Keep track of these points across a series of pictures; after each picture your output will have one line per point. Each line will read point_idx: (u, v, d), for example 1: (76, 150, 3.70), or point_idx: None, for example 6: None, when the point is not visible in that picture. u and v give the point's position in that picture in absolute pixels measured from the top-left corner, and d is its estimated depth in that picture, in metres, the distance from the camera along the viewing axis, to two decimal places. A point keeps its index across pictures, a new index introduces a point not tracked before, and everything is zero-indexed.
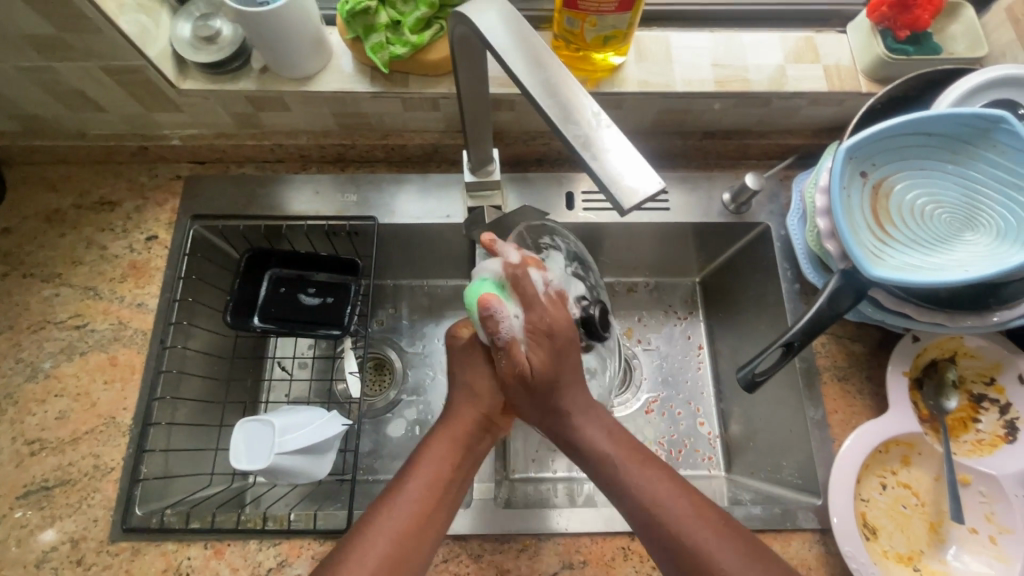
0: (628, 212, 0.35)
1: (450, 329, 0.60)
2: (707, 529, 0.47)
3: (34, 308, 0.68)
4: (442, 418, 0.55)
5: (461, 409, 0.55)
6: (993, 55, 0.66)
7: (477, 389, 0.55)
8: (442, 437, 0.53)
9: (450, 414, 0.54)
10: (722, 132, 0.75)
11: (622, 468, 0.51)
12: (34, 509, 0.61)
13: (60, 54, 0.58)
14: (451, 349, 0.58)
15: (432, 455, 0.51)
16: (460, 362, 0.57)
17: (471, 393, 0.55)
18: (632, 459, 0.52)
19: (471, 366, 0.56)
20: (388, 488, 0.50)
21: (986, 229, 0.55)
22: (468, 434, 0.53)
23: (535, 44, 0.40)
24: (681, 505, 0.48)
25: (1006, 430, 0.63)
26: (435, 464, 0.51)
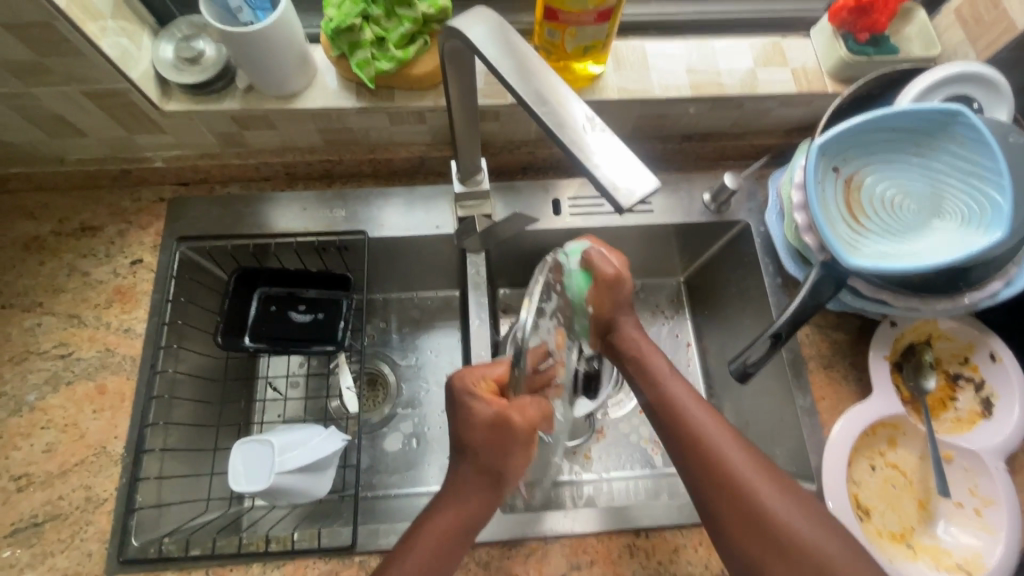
0: (626, 212, 0.36)
1: (466, 388, 0.55)
2: (726, 435, 0.55)
3: (16, 339, 0.66)
4: (449, 489, 0.54)
5: (472, 488, 0.53)
6: (945, 54, 0.70)
7: (491, 466, 0.53)
8: (449, 506, 0.53)
9: (459, 492, 0.53)
10: (699, 135, 0.77)
11: (666, 389, 0.60)
12: (24, 547, 0.58)
13: (40, 79, 0.57)
14: (468, 420, 0.54)
15: (433, 532, 0.52)
16: (484, 436, 0.53)
17: (486, 472, 0.53)
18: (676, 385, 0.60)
19: (499, 447, 0.53)
20: (398, 547, 0.52)
21: (953, 216, 0.58)
22: (475, 517, 0.53)
23: (526, 56, 0.41)
24: (716, 427, 0.56)
25: (983, 407, 0.66)
26: (441, 531, 0.52)
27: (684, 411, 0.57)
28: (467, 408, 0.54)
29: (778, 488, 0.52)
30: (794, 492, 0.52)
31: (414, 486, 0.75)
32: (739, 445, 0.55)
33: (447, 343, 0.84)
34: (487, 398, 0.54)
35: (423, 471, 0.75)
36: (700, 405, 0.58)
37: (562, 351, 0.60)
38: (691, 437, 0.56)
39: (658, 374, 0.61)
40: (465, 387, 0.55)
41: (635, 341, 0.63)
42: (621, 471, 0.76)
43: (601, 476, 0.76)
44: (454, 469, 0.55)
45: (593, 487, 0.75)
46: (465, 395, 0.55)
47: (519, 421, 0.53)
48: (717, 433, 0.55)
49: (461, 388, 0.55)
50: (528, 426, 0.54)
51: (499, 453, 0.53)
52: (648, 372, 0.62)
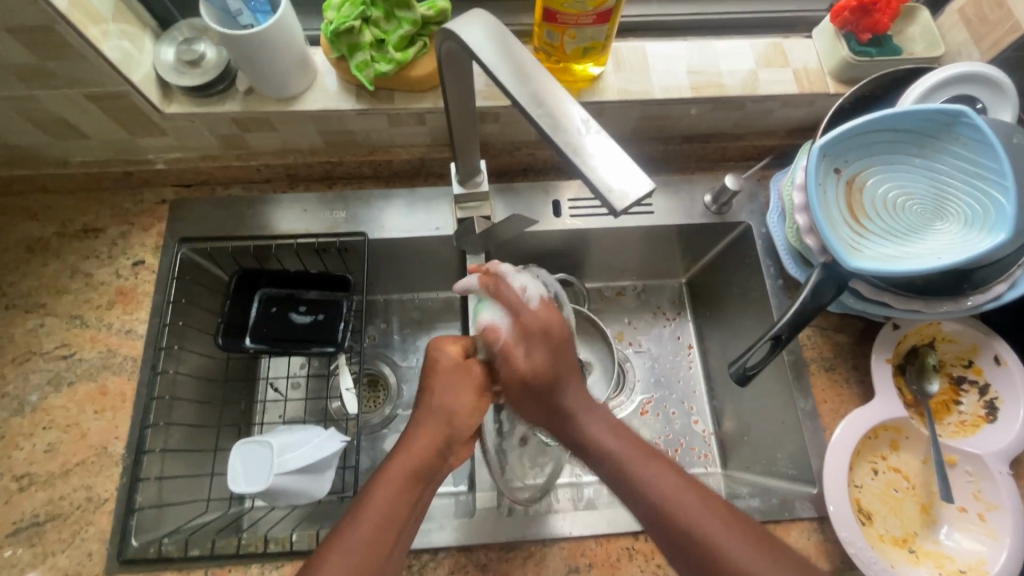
0: (621, 214, 0.36)
1: (438, 343, 0.59)
2: (712, 517, 0.46)
3: (19, 339, 0.67)
4: (404, 438, 0.53)
5: (426, 430, 0.53)
6: (949, 54, 0.70)
7: (448, 408, 0.55)
8: (400, 462, 0.51)
9: (413, 438, 0.53)
10: (700, 136, 0.77)
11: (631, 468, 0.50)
12: (25, 547, 0.59)
13: (42, 82, 0.58)
14: (434, 365, 0.58)
15: (387, 485, 0.49)
16: (443, 383, 0.56)
17: (443, 414, 0.55)
18: (641, 457, 0.50)
19: (453, 391, 0.56)
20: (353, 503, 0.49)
21: (956, 217, 0.57)
22: (426, 464, 0.51)
23: (521, 57, 0.41)
24: (688, 498, 0.47)
25: (987, 410, 0.65)
26: (391, 487, 0.49)
27: (659, 494, 0.48)
28: (436, 354, 0.58)
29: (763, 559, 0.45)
30: (777, 552, 0.45)
31: None
32: (728, 530, 0.46)
33: None
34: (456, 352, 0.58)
35: None
36: (673, 480, 0.48)
37: None
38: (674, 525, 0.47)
39: (615, 452, 0.51)
40: (439, 341, 0.59)
41: (576, 414, 0.53)
42: None
43: (601, 479, 0.76)
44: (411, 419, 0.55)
45: (594, 490, 0.75)
46: (436, 345, 0.59)
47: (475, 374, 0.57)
48: (703, 518, 0.46)
49: (434, 344, 0.59)
50: (485, 375, 0.57)
51: (455, 390, 0.56)
52: (608, 453, 0.51)
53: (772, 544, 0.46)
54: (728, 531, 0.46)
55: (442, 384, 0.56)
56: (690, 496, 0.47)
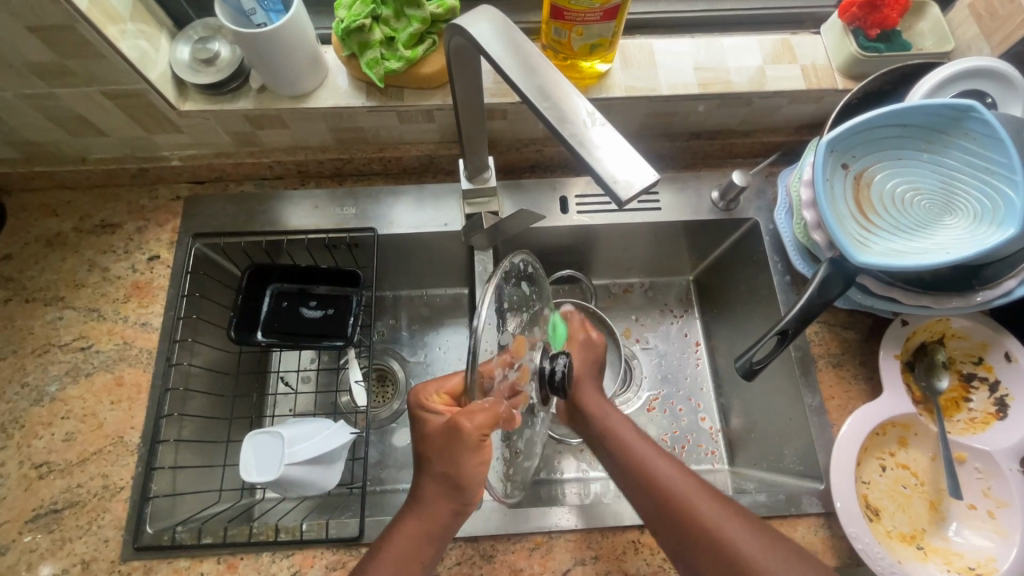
0: (626, 204, 0.37)
1: (420, 401, 0.55)
2: (706, 496, 0.53)
3: (39, 331, 0.69)
4: (414, 496, 0.54)
5: (434, 497, 0.53)
6: (959, 49, 0.69)
7: (444, 475, 0.52)
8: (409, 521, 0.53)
9: (423, 500, 0.53)
10: (707, 133, 0.77)
11: (639, 454, 0.57)
12: (44, 533, 0.60)
13: (63, 80, 0.59)
14: (426, 428, 0.54)
15: (396, 546, 0.52)
16: (439, 448, 0.52)
17: (445, 481, 0.52)
18: (647, 449, 0.57)
19: (448, 456, 0.52)
20: (368, 553, 0.53)
21: (964, 212, 0.57)
22: (439, 526, 0.53)
23: (529, 52, 0.42)
24: (660, 460, 0.56)
25: (997, 408, 0.65)
26: (398, 547, 0.52)
27: (660, 478, 0.54)
28: (420, 416, 0.55)
29: (749, 532, 0.50)
30: (757, 527, 0.51)
31: None
32: (719, 505, 0.52)
33: (456, 340, 0.85)
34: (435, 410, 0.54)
35: None
36: (671, 468, 0.55)
37: (521, 358, 0.53)
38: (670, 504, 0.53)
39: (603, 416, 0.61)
40: (419, 401, 0.55)
41: (589, 399, 0.62)
42: None
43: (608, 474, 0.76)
44: (417, 477, 0.54)
45: (600, 485, 0.75)
46: (416, 405, 0.55)
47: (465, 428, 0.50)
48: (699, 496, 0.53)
49: (416, 402, 0.56)
50: (479, 428, 0.50)
51: (448, 453, 0.51)
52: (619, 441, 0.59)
53: (754, 520, 0.51)
54: (697, 491, 0.53)
55: (435, 449, 0.52)
56: (684, 480, 0.54)
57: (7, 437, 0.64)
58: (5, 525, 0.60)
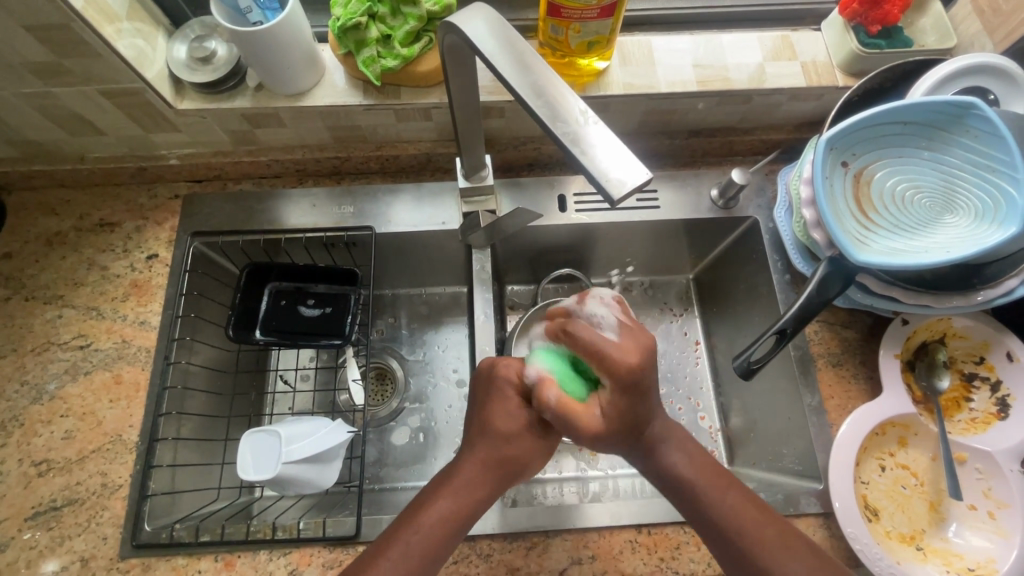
0: (618, 203, 0.36)
1: (511, 379, 0.56)
2: (776, 541, 0.49)
3: (38, 330, 0.69)
4: (462, 466, 0.53)
5: (489, 471, 0.52)
6: (962, 45, 0.68)
7: (508, 456, 0.53)
8: (450, 491, 0.51)
9: (478, 473, 0.52)
10: (706, 130, 0.77)
11: (709, 495, 0.52)
12: (43, 530, 0.61)
13: (61, 78, 0.59)
14: (507, 398, 0.55)
15: (439, 515, 0.50)
16: (518, 425, 0.54)
17: (505, 458, 0.53)
18: (717, 489, 0.52)
19: (525, 435, 0.54)
20: (395, 530, 0.50)
21: (965, 210, 0.56)
22: (479, 503, 0.52)
23: (522, 49, 0.42)
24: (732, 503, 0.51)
25: (998, 408, 0.64)
26: (441, 523, 0.50)
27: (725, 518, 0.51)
28: (499, 391, 0.55)
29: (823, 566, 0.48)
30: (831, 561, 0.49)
31: (420, 479, 0.75)
32: (789, 548, 0.49)
33: (456, 339, 0.85)
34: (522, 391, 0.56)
35: (430, 465, 0.76)
36: (751, 521, 0.50)
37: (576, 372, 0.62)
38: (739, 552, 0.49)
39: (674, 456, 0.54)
40: (508, 377, 0.56)
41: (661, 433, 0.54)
42: (627, 469, 0.76)
43: (606, 474, 0.76)
44: (470, 447, 0.54)
45: (599, 484, 0.75)
46: (505, 379, 0.56)
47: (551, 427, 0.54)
48: (771, 543, 0.49)
49: (506, 375, 0.56)
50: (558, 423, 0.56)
51: (530, 438, 0.54)
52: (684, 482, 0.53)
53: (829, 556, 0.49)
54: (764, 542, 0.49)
55: (511, 429, 0.53)
56: (757, 526, 0.50)
57: (7, 435, 0.64)
58: (5, 522, 0.61)
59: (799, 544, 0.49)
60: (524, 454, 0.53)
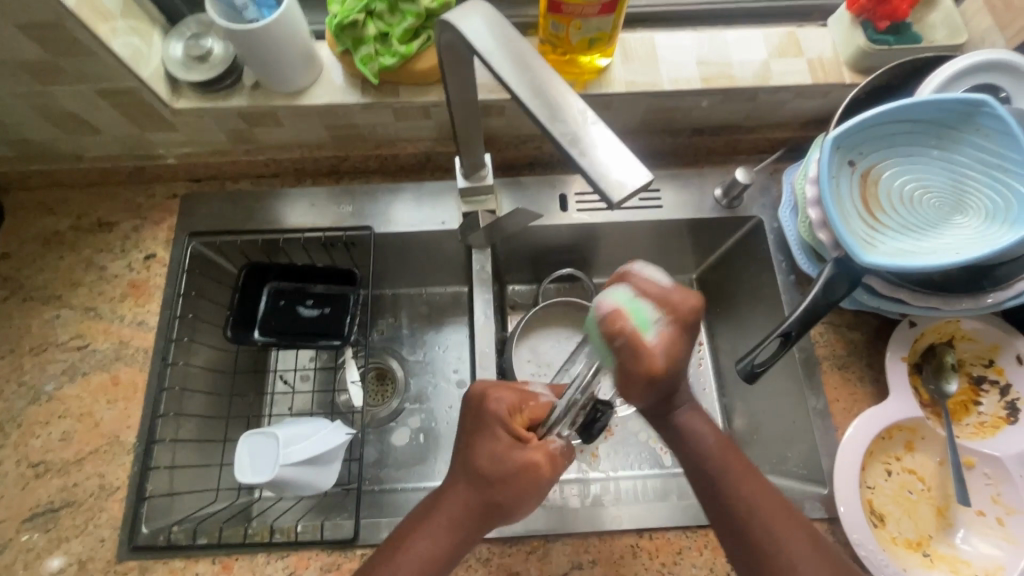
0: (618, 206, 0.35)
1: (502, 417, 0.53)
2: (775, 515, 0.50)
3: (36, 331, 0.69)
4: (441, 511, 0.51)
5: (468, 515, 0.51)
6: (972, 42, 0.67)
7: (490, 501, 0.51)
8: (431, 527, 0.51)
9: (455, 519, 0.51)
10: (710, 129, 0.75)
11: (716, 463, 0.54)
12: (41, 532, 0.60)
13: (55, 77, 0.59)
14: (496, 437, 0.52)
15: (411, 559, 0.50)
16: (504, 470, 0.51)
17: (486, 503, 0.51)
18: (727, 455, 0.54)
19: (511, 480, 0.51)
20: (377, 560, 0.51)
21: (976, 211, 0.55)
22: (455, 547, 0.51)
23: (520, 47, 0.41)
24: (752, 483, 0.52)
25: (1007, 411, 0.63)
26: (414, 565, 0.50)
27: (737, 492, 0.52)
28: (489, 427, 0.53)
29: None
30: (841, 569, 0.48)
31: (420, 480, 0.75)
32: (790, 525, 0.50)
33: (457, 339, 0.84)
34: (512, 431, 0.53)
35: (430, 466, 0.75)
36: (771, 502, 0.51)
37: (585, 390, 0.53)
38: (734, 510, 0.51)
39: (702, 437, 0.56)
40: (500, 414, 0.53)
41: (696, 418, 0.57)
42: (629, 470, 0.75)
43: (608, 475, 0.75)
44: (452, 489, 0.52)
45: (600, 487, 0.73)
46: (494, 415, 0.53)
47: (541, 475, 0.51)
48: (770, 518, 0.50)
49: (497, 413, 0.53)
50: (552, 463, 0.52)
51: (516, 486, 0.51)
52: (694, 442, 0.55)
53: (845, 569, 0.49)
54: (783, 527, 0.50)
55: (494, 472, 0.51)
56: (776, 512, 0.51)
57: (5, 436, 0.64)
58: (3, 524, 0.61)
59: (798, 518, 0.51)
60: (508, 500, 0.51)
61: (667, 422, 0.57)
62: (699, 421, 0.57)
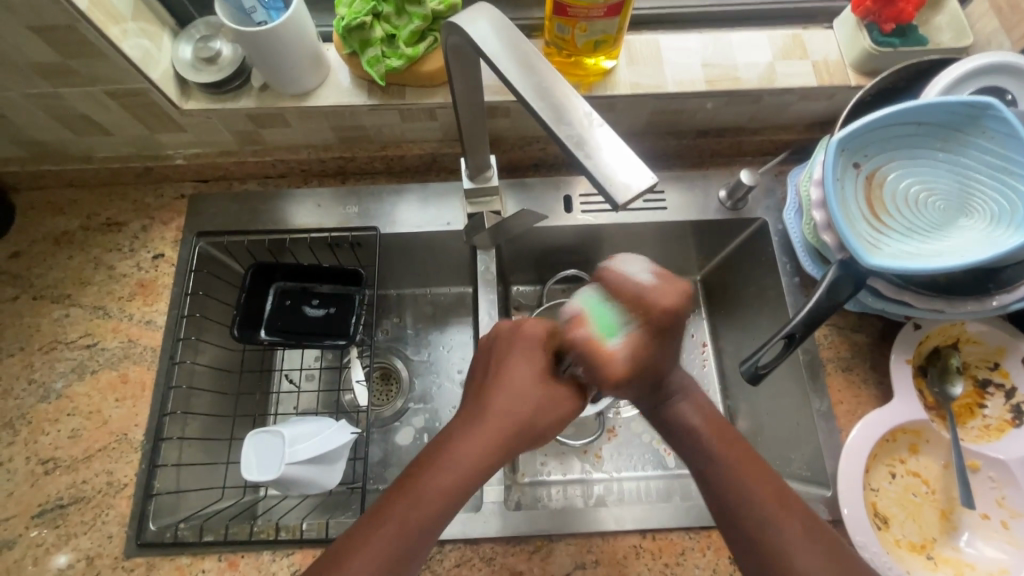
0: (623, 208, 0.36)
1: (536, 339, 0.53)
2: (768, 497, 0.49)
3: (45, 329, 0.69)
4: (475, 430, 0.49)
5: (501, 434, 0.48)
6: (978, 44, 0.67)
7: (525, 420, 0.49)
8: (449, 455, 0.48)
9: (491, 439, 0.48)
10: (714, 131, 0.76)
11: (710, 447, 0.53)
12: (50, 528, 0.61)
13: (67, 79, 0.59)
14: (531, 356, 0.52)
15: (434, 488, 0.47)
16: (538, 389, 0.50)
17: (520, 424, 0.49)
18: (722, 444, 0.53)
19: (547, 402, 0.50)
20: (393, 491, 0.47)
21: (981, 214, 0.55)
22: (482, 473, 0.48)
23: (527, 50, 0.41)
24: (748, 475, 0.50)
25: (1013, 414, 0.63)
26: (438, 491, 0.47)
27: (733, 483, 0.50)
28: (525, 348, 0.52)
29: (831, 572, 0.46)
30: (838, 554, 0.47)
31: None
32: (784, 516, 0.48)
33: (461, 339, 0.84)
34: (546, 355, 0.52)
35: None
36: (765, 493, 0.49)
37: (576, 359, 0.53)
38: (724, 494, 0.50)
39: (695, 426, 0.54)
40: (536, 337, 0.53)
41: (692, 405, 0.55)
42: (632, 471, 0.75)
43: (611, 476, 0.75)
44: (485, 407, 0.50)
45: (603, 487, 0.74)
46: (531, 337, 0.53)
47: (569, 403, 0.52)
48: (764, 507, 0.49)
49: (534, 335, 0.53)
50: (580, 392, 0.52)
51: (551, 408, 0.51)
52: (692, 434, 0.54)
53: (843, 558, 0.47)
54: (778, 517, 0.48)
55: (529, 393, 0.50)
56: (771, 502, 0.49)
57: (14, 433, 0.65)
58: (12, 520, 0.61)
59: (795, 506, 0.49)
60: (541, 420, 0.50)
61: (663, 413, 0.55)
62: (693, 409, 0.55)
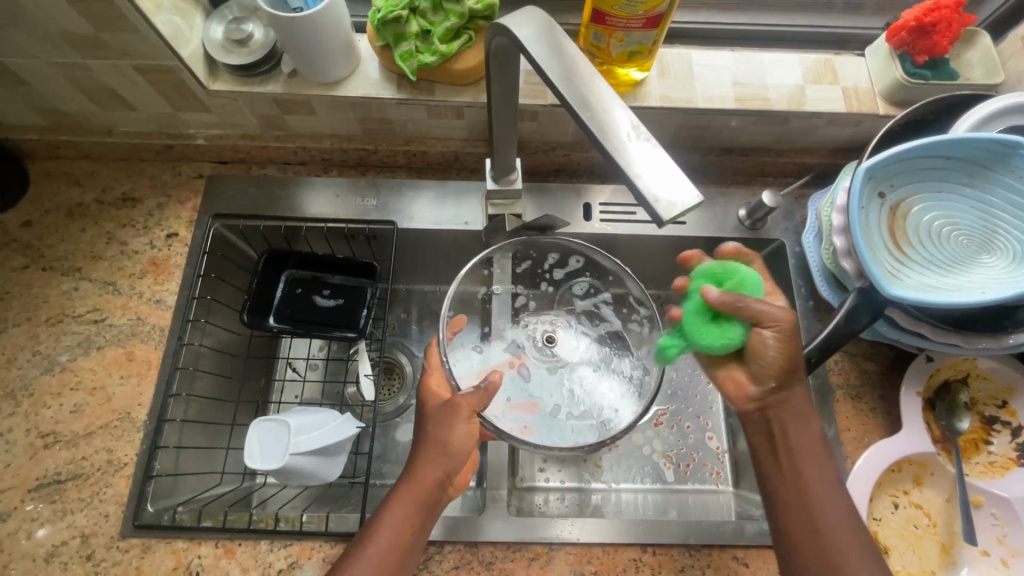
0: (666, 223, 0.36)
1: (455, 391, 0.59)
2: (842, 517, 0.54)
3: (53, 301, 0.69)
4: (405, 472, 0.55)
5: (427, 466, 0.54)
6: (1009, 83, 0.67)
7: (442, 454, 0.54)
8: (402, 499, 0.53)
9: (413, 473, 0.54)
10: (738, 149, 0.75)
11: (790, 426, 0.58)
12: (45, 503, 0.60)
13: (97, 51, 0.59)
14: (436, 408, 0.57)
15: (398, 510, 0.52)
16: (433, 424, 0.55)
17: (439, 459, 0.54)
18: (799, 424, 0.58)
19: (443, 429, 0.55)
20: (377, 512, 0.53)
21: (1003, 252, 0.55)
22: (428, 496, 0.53)
23: (573, 56, 0.41)
24: (812, 456, 0.57)
25: (1018, 453, 0.64)
26: (405, 521, 0.52)
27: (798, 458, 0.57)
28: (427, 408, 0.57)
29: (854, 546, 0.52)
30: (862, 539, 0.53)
31: None
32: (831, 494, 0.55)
33: None
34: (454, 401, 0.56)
35: None
36: (825, 476, 0.56)
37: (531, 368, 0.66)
38: (804, 501, 0.55)
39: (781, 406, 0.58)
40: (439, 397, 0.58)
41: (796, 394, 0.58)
42: (631, 483, 0.75)
43: (610, 487, 0.75)
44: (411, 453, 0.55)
45: (601, 497, 0.74)
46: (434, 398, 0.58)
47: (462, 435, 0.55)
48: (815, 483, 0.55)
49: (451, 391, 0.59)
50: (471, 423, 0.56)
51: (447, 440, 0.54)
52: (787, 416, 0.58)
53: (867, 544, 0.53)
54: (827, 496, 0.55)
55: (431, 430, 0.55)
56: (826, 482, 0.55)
57: (16, 404, 0.64)
58: (8, 492, 0.60)
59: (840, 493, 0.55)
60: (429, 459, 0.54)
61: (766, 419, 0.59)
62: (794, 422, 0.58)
